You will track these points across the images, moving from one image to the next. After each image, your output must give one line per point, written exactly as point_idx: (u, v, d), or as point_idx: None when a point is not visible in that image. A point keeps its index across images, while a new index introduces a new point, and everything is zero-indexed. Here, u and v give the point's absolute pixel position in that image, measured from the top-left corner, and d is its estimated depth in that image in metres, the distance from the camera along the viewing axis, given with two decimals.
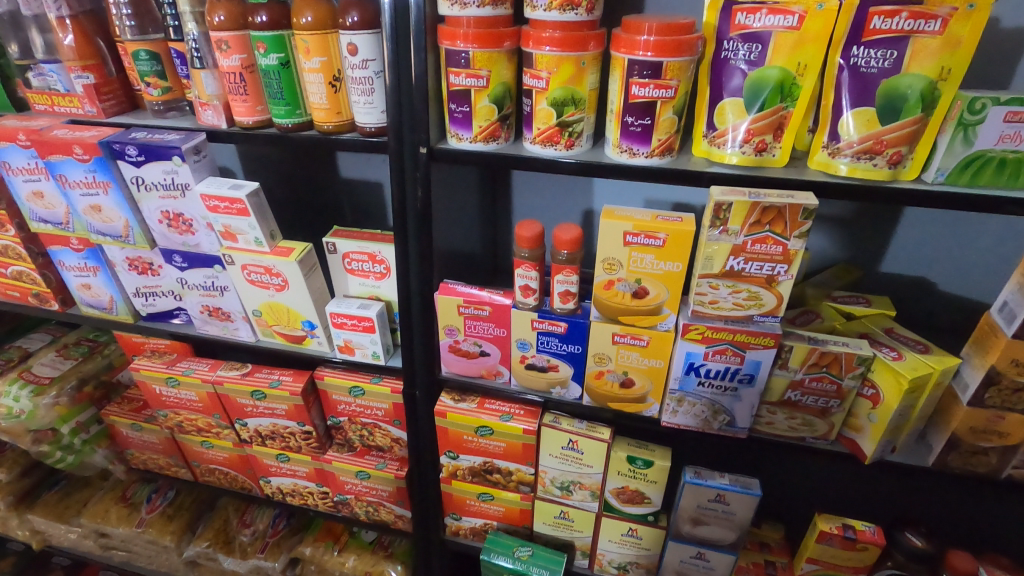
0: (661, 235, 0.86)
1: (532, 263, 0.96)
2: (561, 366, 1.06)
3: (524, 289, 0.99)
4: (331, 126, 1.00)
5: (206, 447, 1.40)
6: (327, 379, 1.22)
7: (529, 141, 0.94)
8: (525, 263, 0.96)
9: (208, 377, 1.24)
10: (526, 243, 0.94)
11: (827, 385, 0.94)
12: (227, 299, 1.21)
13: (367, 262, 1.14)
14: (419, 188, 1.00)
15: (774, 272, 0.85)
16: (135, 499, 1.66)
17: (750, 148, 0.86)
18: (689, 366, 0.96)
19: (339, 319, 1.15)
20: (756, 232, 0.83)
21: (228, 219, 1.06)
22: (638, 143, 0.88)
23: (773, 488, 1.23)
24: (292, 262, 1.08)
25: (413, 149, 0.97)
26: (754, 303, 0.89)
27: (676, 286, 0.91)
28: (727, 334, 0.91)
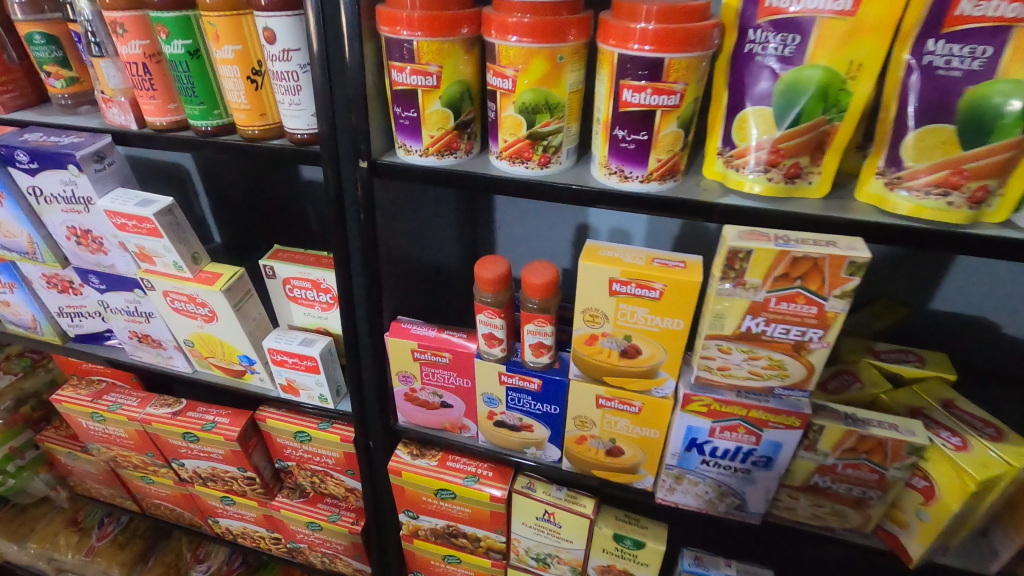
0: (658, 285, 0.67)
1: (497, 310, 0.76)
2: (536, 426, 0.88)
3: (487, 338, 0.80)
4: (255, 131, 0.81)
5: (147, 483, 1.25)
6: (269, 421, 1.05)
7: (495, 156, 0.74)
8: (487, 308, 0.77)
9: (135, 414, 1.08)
10: (488, 284, 0.75)
11: (866, 473, 0.74)
12: (155, 326, 1.04)
13: (310, 290, 0.96)
14: (360, 210, 0.81)
15: (804, 337, 0.65)
16: (86, 524, 1.52)
17: (779, 174, 0.65)
18: (690, 441, 0.77)
19: (279, 356, 0.98)
20: (782, 288, 0.62)
21: (140, 239, 0.89)
22: (631, 164, 0.67)
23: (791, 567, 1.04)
24: (216, 292, 0.90)
25: (352, 163, 0.78)
26: (777, 374, 0.69)
27: (676, 346, 0.71)
28: (739, 409, 0.72)
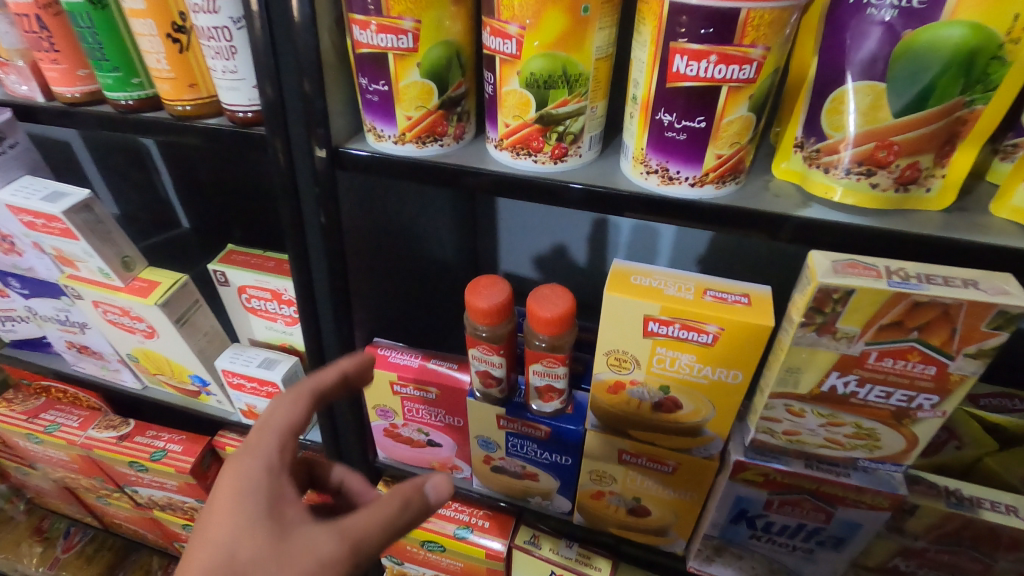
0: (712, 329, 0.49)
1: (494, 346, 0.59)
2: (542, 476, 0.72)
3: (482, 378, 0.64)
4: (185, 107, 0.62)
5: (103, 503, 1.11)
6: (229, 449, 0.90)
7: (494, 145, 0.56)
8: (482, 343, 0.60)
9: (75, 437, 0.92)
10: (483, 315, 0.58)
11: (966, 562, 0.57)
12: (92, 338, 0.88)
13: (271, 302, 0.80)
14: (320, 211, 0.63)
15: (909, 403, 0.48)
16: (51, 533, 1.38)
17: (889, 178, 0.46)
18: (738, 512, 0.61)
19: (235, 379, 0.81)
20: (890, 339, 0.45)
21: (55, 241, 0.72)
22: (679, 161, 0.49)
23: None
24: (151, 306, 0.74)
25: (307, 151, 0.59)
26: (864, 443, 0.52)
27: (729, 402, 0.54)
28: (808, 483, 0.55)
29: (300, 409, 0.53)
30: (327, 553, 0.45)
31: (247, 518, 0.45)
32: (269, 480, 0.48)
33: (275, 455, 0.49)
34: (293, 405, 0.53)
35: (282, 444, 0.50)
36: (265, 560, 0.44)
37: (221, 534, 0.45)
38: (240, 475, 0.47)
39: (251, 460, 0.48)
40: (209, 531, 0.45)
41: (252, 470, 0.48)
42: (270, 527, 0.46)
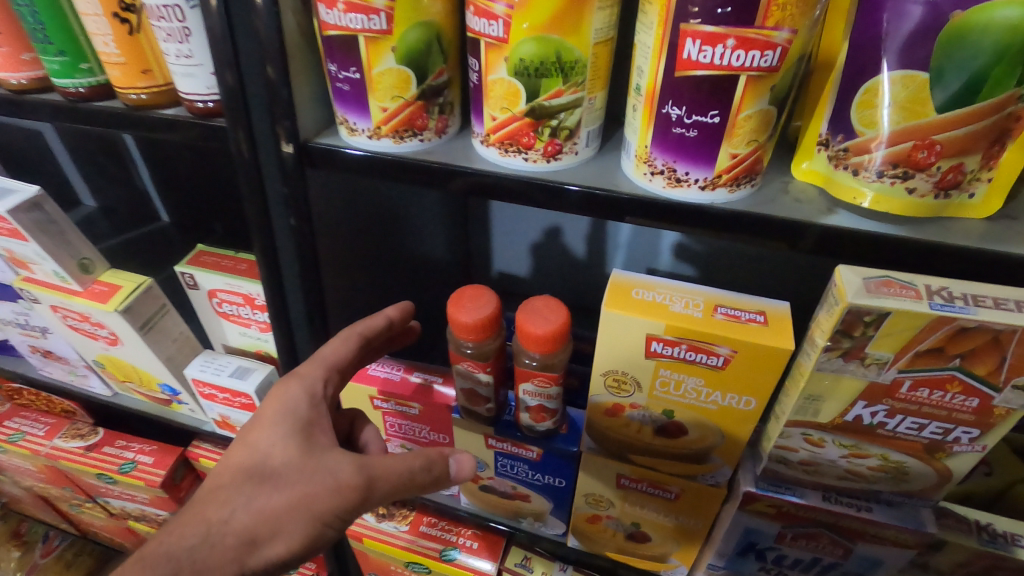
0: (723, 351, 0.43)
1: (481, 364, 0.54)
2: (534, 497, 0.67)
3: (468, 396, 0.58)
4: (140, 95, 0.56)
5: (77, 512, 1.06)
6: (203, 461, 0.85)
7: (480, 140, 0.50)
8: (467, 360, 0.55)
9: (40, 448, 0.88)
10: (467, 331, 0.52)
11: None
12: (55, 343, 0.82)
13: (243, 307, 0.74)
14: (289, 212, 0.57)
15: (945, 436, 0.43)
16: (29, 538, 1.33)
17: (928, 182, 0.40)
18: (747, 544, 0.55)
19: (206, 389, 0.76)
20: (926, 367, 0.39)
21: (4, 242, 0.66)
22: (688, 160, 0.43)
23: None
24: (111, 313, 0.68)
25: (272, 146, 0.53)
26: (889, 475, 0.47)
27: (740, 429, 0.49)
28: (825, 517, 0.50)
29: (350, 351, 0.60)
30: (345, 480, 0.52)
31: (284, 433, 0.55)
32: (308, 406, 0.56)
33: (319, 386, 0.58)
34: (343, 344, 0.60)
35: (326, 378, 0.58)
36: (291, 469, 0.53)
37: (258, 443, 0.55)
38: (287, 397, 0.56)
39: (297, 385, 0.57)
40: (250, 438, 0.55)
41: (295, 394, 0.57)
42: (301, 445, 0.54)
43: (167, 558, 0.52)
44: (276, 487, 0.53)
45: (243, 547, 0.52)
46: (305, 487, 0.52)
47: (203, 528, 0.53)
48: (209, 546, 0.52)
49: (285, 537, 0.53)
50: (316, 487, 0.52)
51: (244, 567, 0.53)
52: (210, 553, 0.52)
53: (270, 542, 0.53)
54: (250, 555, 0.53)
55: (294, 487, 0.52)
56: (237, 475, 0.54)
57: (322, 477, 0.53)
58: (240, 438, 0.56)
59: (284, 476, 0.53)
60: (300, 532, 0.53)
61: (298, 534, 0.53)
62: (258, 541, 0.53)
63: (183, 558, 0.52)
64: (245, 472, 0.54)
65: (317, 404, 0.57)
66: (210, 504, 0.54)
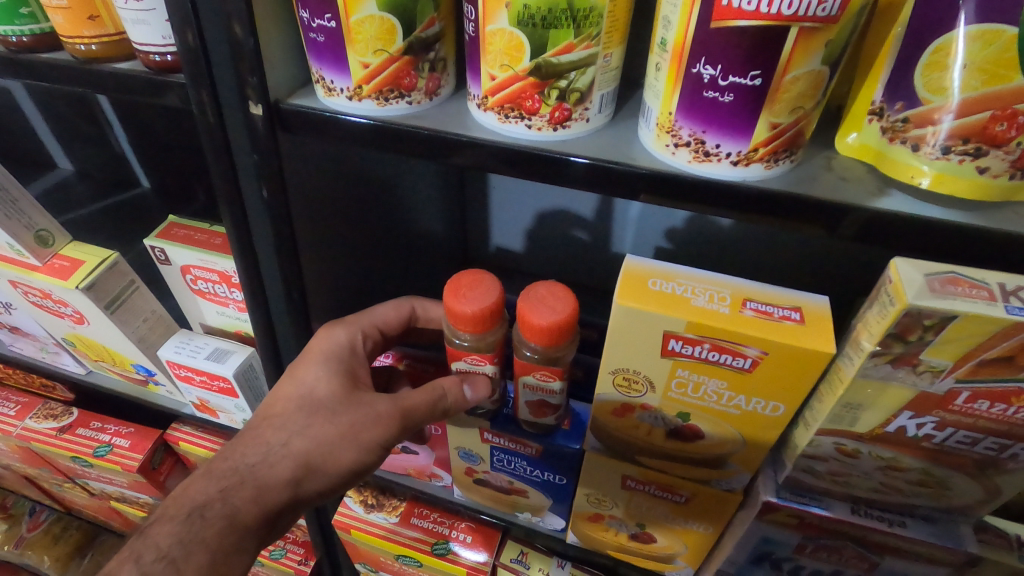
0: (753, 353, 0.38)
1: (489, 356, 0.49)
2: (532, 493, 0.62)
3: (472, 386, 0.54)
4: (89, 46, 0.49)
5: (58, 490, 1.02)
6: (183, 444, 0.81)
7: (476, 103, 0.43)
8: (470, 353, 0.50)
9: (11, 428, 0.83)
10: (471, 326, 0.47)
11: None
12: (21, 319, 0.77)
13: (220, 285, 0.68)
14: (262, 182, 0.50)
15: (1000, 452, 0.38)
16: (15, 511, 1.30)
17: (1004, 160, 0.34)
18: (762, 553, 0.51)
19: (182, 371, 0.71)
20: (990, 377, 0.34)
21: None
22: (720, 131, 0.37)
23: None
24: (72, 289, 0.62)
25: (239, 106, 0.46)
26: (929, 491, 0.42)
27: (764, 435, 0.44)
28: (853, 531, 0.45)
29: (397, 317, 0.61)
30: (385, 411, 0.52)
31: (330, 370, 0.54)
32: (350, 353, 0.56)
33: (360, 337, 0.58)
34: (395, 310, 0.61)
35: (367, 333, 0.59)
36: (337, 400, 0.53)
37: (305, 377, 0.54)
38: (330, 339, 0.56)
39: (340, 331, 0.57)
40: (295, 373, 0.55)
41: (338, 339, 0.56)
42: (346, 382, 0.54)
43: (231, 471, 0.51)
44: (326, 415, 0.52)
45: (299, 470, 0.51)
46: (353, 416, 0.52)
47: (262, 449, 0.52)
48: (267, 466, 0.51)
49: (337, 465, 0.52)
50: (363, 417, 0.52)
51: (298, 491, 0.52)
52: (269, 473, 0.51)
53: (324, 468, 0.52)
54: (306, 478, 0.52)
55: (343, 416, 0.52)
56: (289, 405, 0.53)
57: (367, 407, 0.52)
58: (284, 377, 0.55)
59: (333, 407, 0.52)
60: (351, 457, 0.52)
61: (349, 460, 0.52)
62: (313, 467, 0.51)
63: (245, 473, 0.51)
64: (295, 401, 0.53)
65: (358, 353, 0.57)
66: (264, 429, 0.53)
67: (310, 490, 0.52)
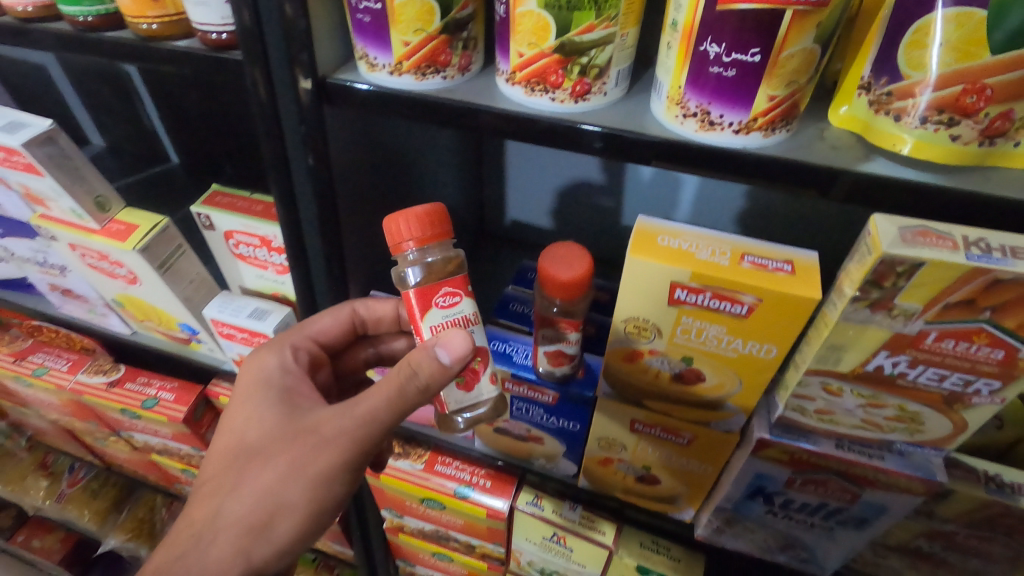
0: (748, 300, 0.43)
1: (458, 279, 0.49)
2: (547, 439, 0.68)
3: (468, 369, 0.50)
4: (150, 25, 0.54)
5: (103, 445, 1.10)
6: (224, 398, 0.87)
7: (505, 78, 0.48)
8: (442, 292, 0.49)
9: (64, 383, 0.90)
10: (427, 242, 0.49)
11: (998, 547, 0.54)
12: (74, 281, 0.83)
13: (260, 249, 0.74)
14: (308, 151, 0.55)
15: (965, 388, 0.43)
16: (55, 469, 1.38)
17: (975, 129, 0.39)
18: (756, 488, 0.57)
19: (225, 329, 0.77)
20: (955, 319, 0.39)
21: (20, 177, 0.65)
22: (723, 103, 0.41)
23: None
24: (129, 251, 0.68)
25: (290, 80, 0.51)
26: (905, 426, 0.47)
27: (759, 376, 0.49)
28: (837, 464, 0.51)
29: (333, 323, 0.68)
30: (326, 436, 0.52)
31: (261, 408, 0.56)
32: (283, 374, 0.60)
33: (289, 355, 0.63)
34: (332, 319, 0.68)
35: (296, 346, 0.64)
36: (272, 441, 0.54)
37: (237, 425, 0.56)
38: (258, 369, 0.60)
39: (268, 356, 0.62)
40: (230, 420, 0.57)
41: (271, 363, 0.61)
42: (282, 411, 0.56)
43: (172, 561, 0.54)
44: (264, 463, 0.53)
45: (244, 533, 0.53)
46: (290, 452, 0.52)
47: (200, 526, 0.54)
48: (209, 542, 0.53)
49: (287, 510, 0.53)
50: (300, 451, 0.52)
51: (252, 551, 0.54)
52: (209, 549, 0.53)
53: (272, 519, 0.53)
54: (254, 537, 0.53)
55: (280, 457, 0.53)
56: (226, 460, 0.55)
57: (306, 436, 0.53)
58: (221, 425, 0.58)
59: (266, 452, 0.53)
60: (302, 496, 0.53)
61: (301, 498, 0.53)
62: (262, 521, 0.53)
63: (189, 557, 0.54)
64: (230, 457, 0.55)
65: (292, 370, 0.61)
66: (203, 499, 0.55)
67: (266, 546, 0.54)
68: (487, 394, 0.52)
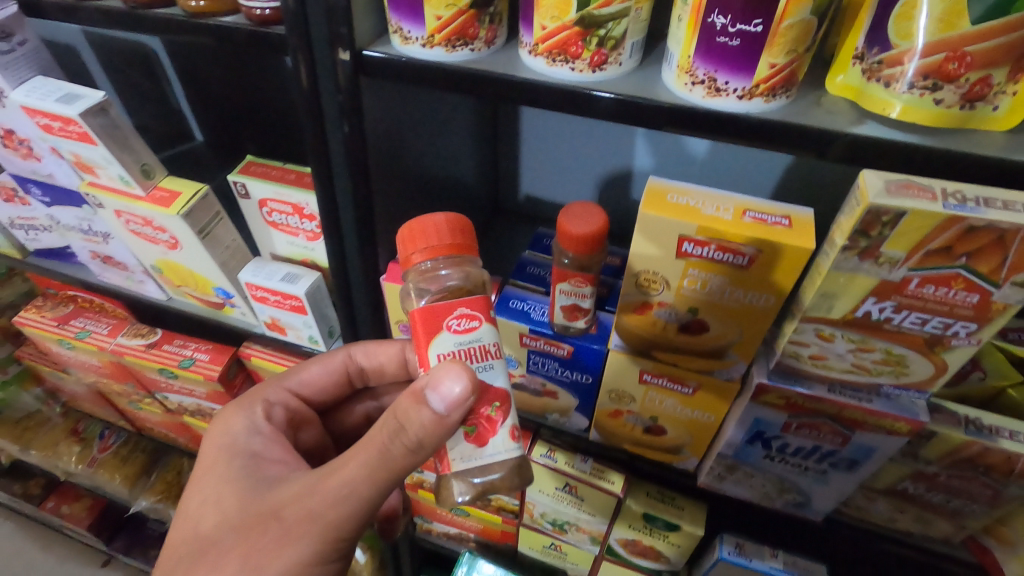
0: (749, 251, 0.48)
1: (473, 300, 0.51)
2: (561, 394, 0.73)
3: (484, 418, 0.51)
4: (198, 2, 0.59)
5: (136, 408, 1.16)
6: (254, 359, 0.92)
7: (527, 50, 0.53)
8: (454, 318, 0.50)
9: (105, 345, 0.95)
10: (439, 253, 0.52)
11: (976, 487, 0.59)
12: (116, 248, 0.88)
13: (292, 216, 0.79)
14: (344, 120, 0.60)
15: (945, 331, 0.47)
16: (87, 435, 1.44)
17: (956, 93, 0.43)
18: (755, 434, 0.62)
19: (259, 292, 0.82)
20: (935, 265, 0.43)
21: (73, 146, 0.70)
22: (728, 70, 0.46)
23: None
24: (173, 216, 0.73)
25: (329, 54, 0.56)
26: (892, 370, 0.52)
27: (759, 325, 0.54)
28: (829, 407, 0.55)
29: (321, 372, 0.79)
30: (289, 521, 0.55)
31: (224, 487, 0.60)
32: (250, 438, 0.66)
33: (260, 417, 0.70)
34: (317, 368, 0.79)
35: (269, 401, 0.73)
36: (230, 528, 0.57)
37: (196, 511, 0.60)
38: (228, 433, 0.66)
39: (240, 417, 0.69)
40: (192, 505, 0.61)
41: (243, 423, 0.69)
42: (245, 489, 0.59)
43: None
44: (221, 553, 0.56)
45: None
46: (245, 544, 0.55)
47: None
48: None
49: None
50: (258, 542, 0.55)
51: None
52: None
53: None
54: None
55: (235, 547, 0.55)
56: (186, 548, 0.58)
57: (266, 523, 0.56)
58: (185, 509, 0.62)
59: (222, 543, 0.56)
60: None
61: None
62: None
63: None
64: (190, 543, 0.58)
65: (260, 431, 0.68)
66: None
67: None
68: (504, 454, 0.52)
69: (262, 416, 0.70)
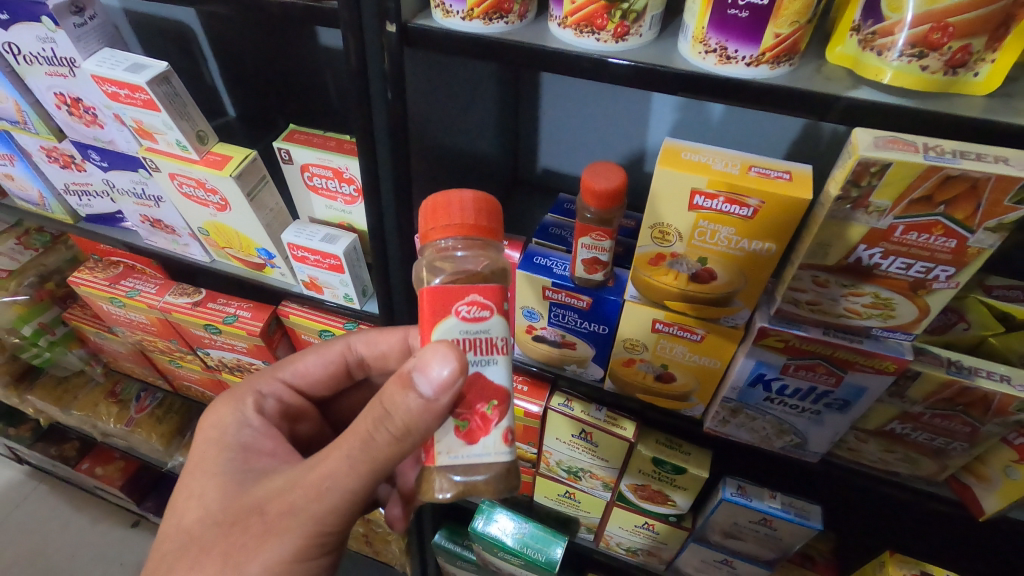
0: (753, 203, 0.54)
1: (483, 287, 0.55)
2: (580, 344, 0.80)
3: (480, 415, 0.58)
4: None
5: (176, 366, 1.24)
6: (293, 316, 1.00)
7: (558, 23, 0.58)
8: (461, 305, 0.55)
9: (154, 303, 1.03)
10: (453, 233, 0.56)
11: (957, 425, 0.65)
12: (166, 212, 0.95)
13: (332, 180, 0.85)
14: (388, 86, 0.66)
15: (927, 274, 0.53)
16: (124, 397, 1.52)
17: (940, 60, 0.48)
18: (757, 377, 0.68)
19: (299, 252, 0.89)
20: (918, 213, 0.49)
21: (137, 112, 0.77)
22: (738, 40, 0.51)
23: (845, 526, 0.94)
24: (226, 178, 0.80)
25: (377, 25, 0.62)
26: (880, 313, 0.58)
27: (762, 273, 0.60)
28: (823, 349, 0.61)
29: (318, 363, 0.87)
30: (271, 519, 0.61)
31: (215, 483, 0.67)
32: (236, 432, 0.74)
33: (251, 409, 0.78)
34: (315, 358, 0.87)
35: (259, 392, 0.82)
36: (217, 523, 0.63)
37: (183, 510, 0.66)
38: (220, 425, 0.74)
39: (231, 410, 0.77)
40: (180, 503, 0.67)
41: (232, 415, 0.76)
42: (235, 486, 0.66)
43: None
44: (206, 548, 0.62)
45: None
46: (229, 541, 0.62)
47: None
48: None
49: None
50: (242, 539, 0.61)
51: None
52: None
53: None
54: None
55: (219, 542, 0.62)
56: (173, 545, 0.64)
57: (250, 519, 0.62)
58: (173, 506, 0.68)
59: (207, 539, 0.63)
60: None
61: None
62: None
63: None
64: (177, 540, 0.64)
65: (245, 424, 0.75)
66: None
67: None
68: (492, 455, 0.58)
69: (253, 406, 0.78)
